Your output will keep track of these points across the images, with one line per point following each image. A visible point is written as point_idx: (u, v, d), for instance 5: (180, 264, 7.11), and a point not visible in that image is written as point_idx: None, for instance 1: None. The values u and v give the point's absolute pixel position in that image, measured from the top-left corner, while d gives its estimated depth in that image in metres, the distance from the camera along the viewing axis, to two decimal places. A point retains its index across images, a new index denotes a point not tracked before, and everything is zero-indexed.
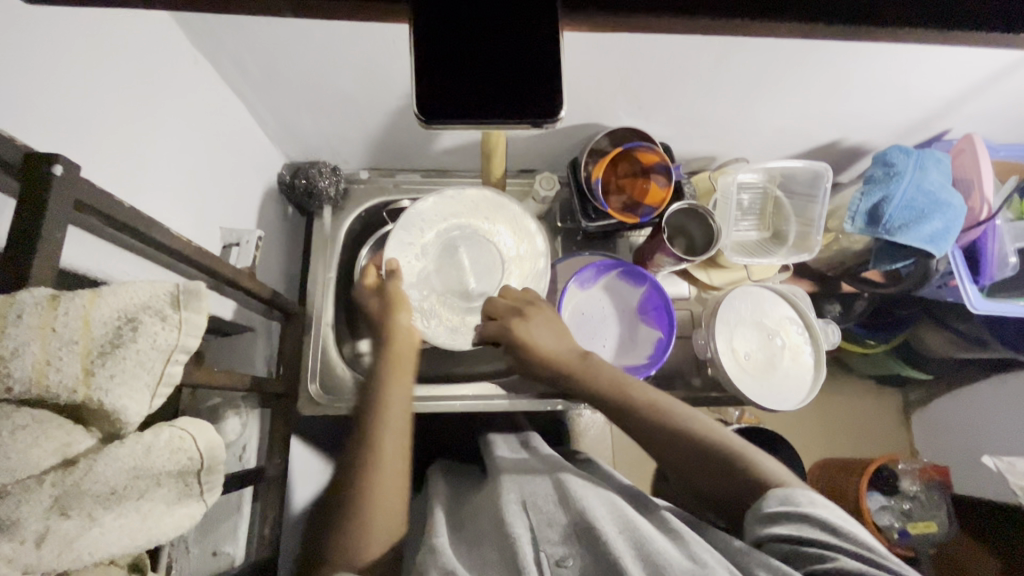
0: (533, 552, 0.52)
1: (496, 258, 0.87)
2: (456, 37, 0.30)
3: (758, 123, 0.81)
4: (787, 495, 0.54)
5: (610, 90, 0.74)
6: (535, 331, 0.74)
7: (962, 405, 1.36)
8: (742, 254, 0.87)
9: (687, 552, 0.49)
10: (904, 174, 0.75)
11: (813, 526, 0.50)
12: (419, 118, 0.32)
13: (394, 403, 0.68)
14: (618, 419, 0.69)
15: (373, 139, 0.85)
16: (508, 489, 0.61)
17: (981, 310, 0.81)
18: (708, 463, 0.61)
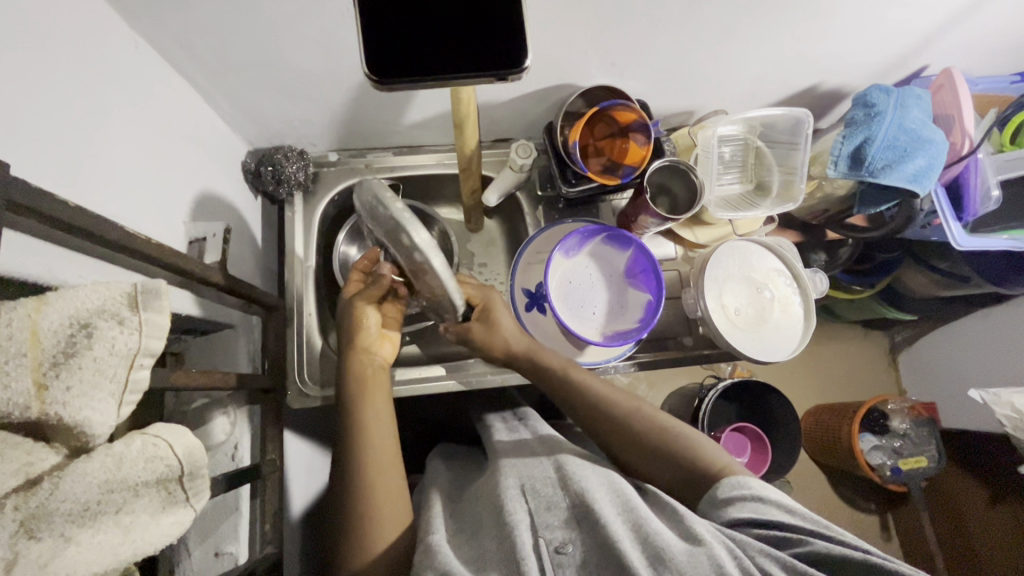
0: (533, 539, 0.52)
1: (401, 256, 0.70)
2: (417, 25, 0.43)
3: (732, 72, 0.79)
4: (743, 484, 0.56)
5: (581, 48, 0.71)
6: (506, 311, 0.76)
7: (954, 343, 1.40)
8: (727, 208, 0.86)
9: (685, 531, 0.50)
10: (885, 114, 0.73)
11: (771, 506, 0.53)
12: (371, 80, 0.43)
13: (375, 430, 0.69)
14: (567, 399, 0.72)
15: (339, 119, 0.82)
16: (506, 473, 0.62)
17: (966, 247, 0.80)
18: (651, 454, 0.65)
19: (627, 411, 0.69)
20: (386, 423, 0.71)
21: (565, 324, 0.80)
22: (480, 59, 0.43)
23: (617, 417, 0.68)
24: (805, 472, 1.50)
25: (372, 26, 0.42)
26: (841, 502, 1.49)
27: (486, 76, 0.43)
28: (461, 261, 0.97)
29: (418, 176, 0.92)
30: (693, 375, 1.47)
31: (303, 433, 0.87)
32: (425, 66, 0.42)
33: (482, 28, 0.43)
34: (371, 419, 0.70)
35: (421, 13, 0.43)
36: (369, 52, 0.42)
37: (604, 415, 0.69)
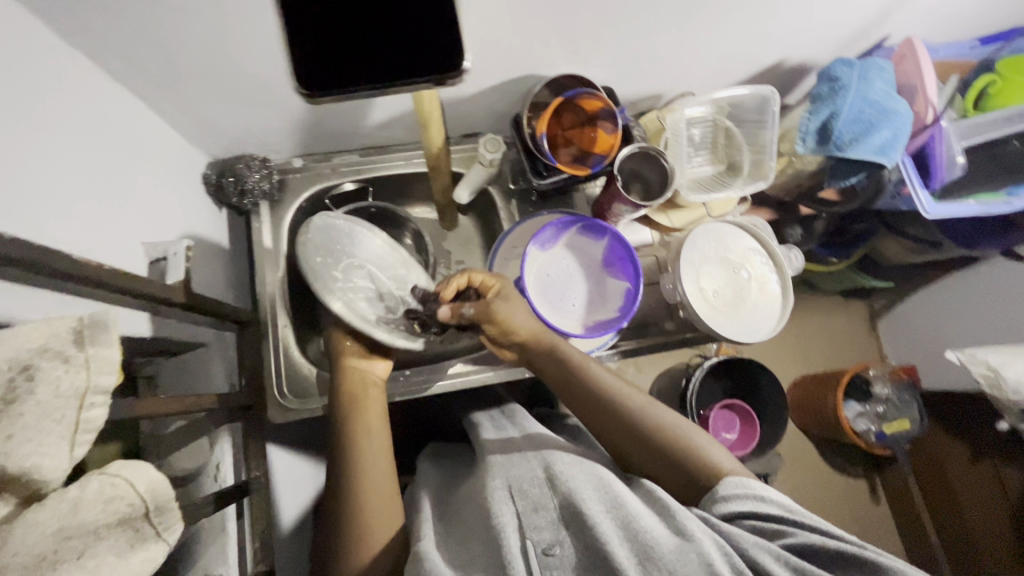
0: (521, 541, 0.53)
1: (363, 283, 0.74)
2: (343, 32, 0.42)
3: (697, 53, 0.78)
4: (742, 482, 0.59)
5: (542, 37, 0.69)
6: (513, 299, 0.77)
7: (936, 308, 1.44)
8: (700, 191, 0.86)
9: (674, 526, 0.52)
10: (849, 88, 0.72)
11: (770, 503, 0.56)
12: (302, 93, 0.42)
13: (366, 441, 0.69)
14: (570, 394, 0.71)
15: (301, 123, 0.79)
16: (494, 475, 0.62)
17: (935, 215, 0.80)
18: (652, 454, 0.65)
19: (631, 410, 0.68)
20: (379, 434, 0.71)
21: (545, 319, 0.80)
22: (412, 64, 0.42)
23: (621, 415, 0.68)
24: (794, 443, 1.53)
25: (304, 36, 0.42)
26: (829, 469, 1.53)
27: (422, 80, 0.42)
28: (438, 260, 0.96)
29: (388, 177, 0.90)
30: (679, 356, 1.49)
31: (289, 446, 0.86)
32: (356, 75, 0.42)
33: (412, 30, 0.42)
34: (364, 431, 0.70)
35: (348, 17, 0.42)
36: (303, 63, 0.42)
37: (608, 413, 0.68)
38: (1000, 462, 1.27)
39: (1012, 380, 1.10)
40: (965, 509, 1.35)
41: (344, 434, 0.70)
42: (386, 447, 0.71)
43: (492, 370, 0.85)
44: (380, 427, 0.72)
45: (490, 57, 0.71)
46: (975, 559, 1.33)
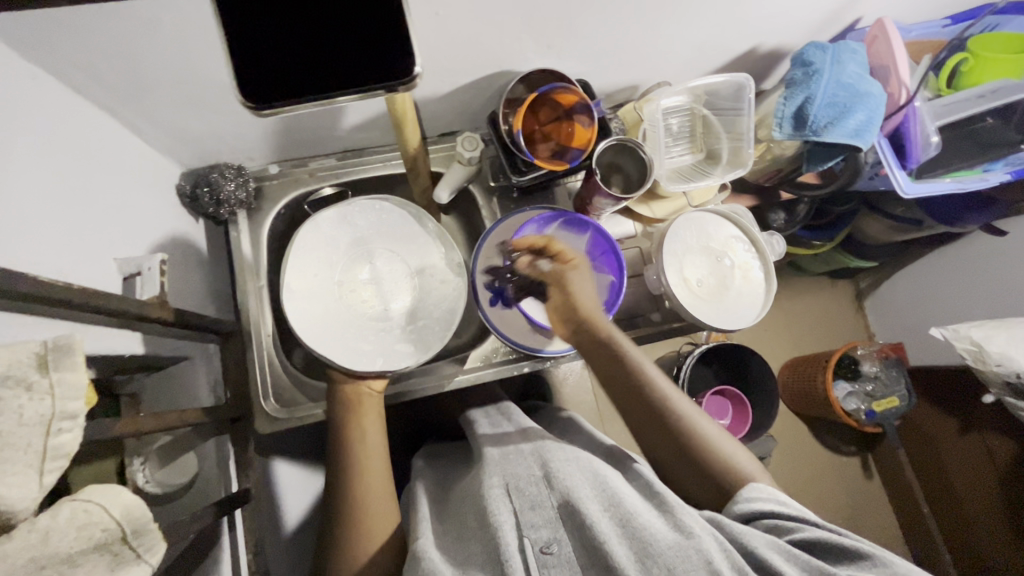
0: (518, 539, 0.56)
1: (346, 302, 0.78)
2: (285, 44, 0.41)
3: (671, 42, 0.78)
4: (767, 488, 0.64)
5: (514, 32, 0.68)
6: (581, 279, 0.75)
7: (922, 285, 1.47)
8: (680, 181, 0.86)
9: (673, 523, 0.55)
10: (822, 72, 0.73)
11: (790, 509, 0.61)
12: (248, 104, 0.42)
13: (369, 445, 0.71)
14: (622, 395, 0.72)
15: (274, 129, 0.78)
16: (490, 470, 0.65)
17: (912, 194, 0.81)
18: (662, 432, 0.70)
19: (658, 390, 0.71)
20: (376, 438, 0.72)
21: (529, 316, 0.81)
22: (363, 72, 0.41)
23: (670, 426, 0.70)
24: (786, 424, 1.55)
25: (252, 49, 0.41)
26: (821, 448, 1.55)
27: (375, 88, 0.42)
28: None
29: (366, 179, 0.89)
30: (669, 345, 1.49)
31: (281, 455, 0.85)
32: (303, 86, 0.42)
33: (361, 38, 0.41)
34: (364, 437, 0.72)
35: (290, 27, 0.41)
36: (244, 77, 0.41)
37: (656, 420, 0.70)
38: (988, 434, 1.29)
39: (996, 353, 1.12)
40: (957, 481, 1.37)
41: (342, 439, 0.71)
42: (383, 453, 0.72)
43: (490, 368, 0.86)
44: (378, 432, 0.73)
45: (461, 53, 0.70)
46: (966, 529, 1.36)
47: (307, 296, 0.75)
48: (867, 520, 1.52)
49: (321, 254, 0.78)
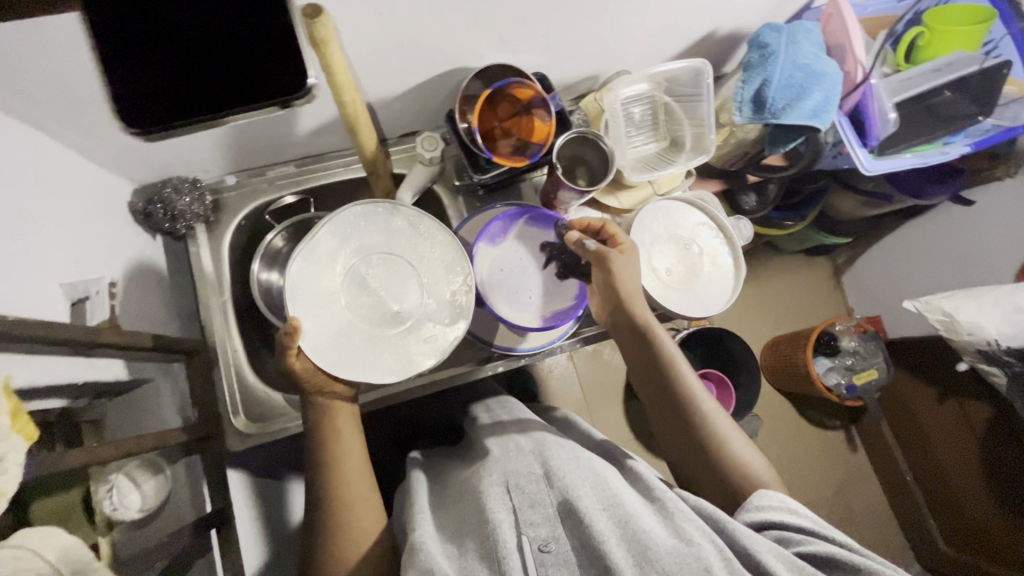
0: (517, 536, 0.58)
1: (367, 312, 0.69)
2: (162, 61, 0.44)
3: (628, 30, 0.77)
4: (779, 496, 0.64)
5: (464, 28, 0.67)
6: (626, 264, 0.74)
7: (896, 258, 1.50)
8: (644, 170, 0.85)
9: (674, 528, 0.57)
10: (778, 54, 0.72)
11: (802, 518, 0.61)
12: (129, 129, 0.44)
13: (346, 458, 0.68)
14: (646, 379, 0.74)
15: (226, 140, 0.76)
16: (491, 471, 0.67)
17: (874, 172, 0.82)
18: (675, 416, 0.72)
19: (683, 383, 0.72)
20: (355, 447, 0.69)
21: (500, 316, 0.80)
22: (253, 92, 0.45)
23: (687, 418, 0.71)
24: (770, 403, 1.57)
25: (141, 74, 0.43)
26: (806, 424, 1.57)
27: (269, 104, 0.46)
28: None
29: (328, 185, 0.87)
30: None
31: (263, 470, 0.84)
32: (188, 106, 0.44)
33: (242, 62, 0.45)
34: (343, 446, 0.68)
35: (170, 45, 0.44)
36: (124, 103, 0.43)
37: (673, 411, 0.72)
38: (964, 399, 1.31)
39: (966, 323, 1.14)
40: (937, 448, 1.40)
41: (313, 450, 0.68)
42: (360, 462, 0.69)
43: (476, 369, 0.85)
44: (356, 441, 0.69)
45: (410, 52, 0.68)
46: (949, 492, 1.39)
47: (317, 337, 0.66)
48: (854, 491, 1.55)
49: (308, 283, 0.67)
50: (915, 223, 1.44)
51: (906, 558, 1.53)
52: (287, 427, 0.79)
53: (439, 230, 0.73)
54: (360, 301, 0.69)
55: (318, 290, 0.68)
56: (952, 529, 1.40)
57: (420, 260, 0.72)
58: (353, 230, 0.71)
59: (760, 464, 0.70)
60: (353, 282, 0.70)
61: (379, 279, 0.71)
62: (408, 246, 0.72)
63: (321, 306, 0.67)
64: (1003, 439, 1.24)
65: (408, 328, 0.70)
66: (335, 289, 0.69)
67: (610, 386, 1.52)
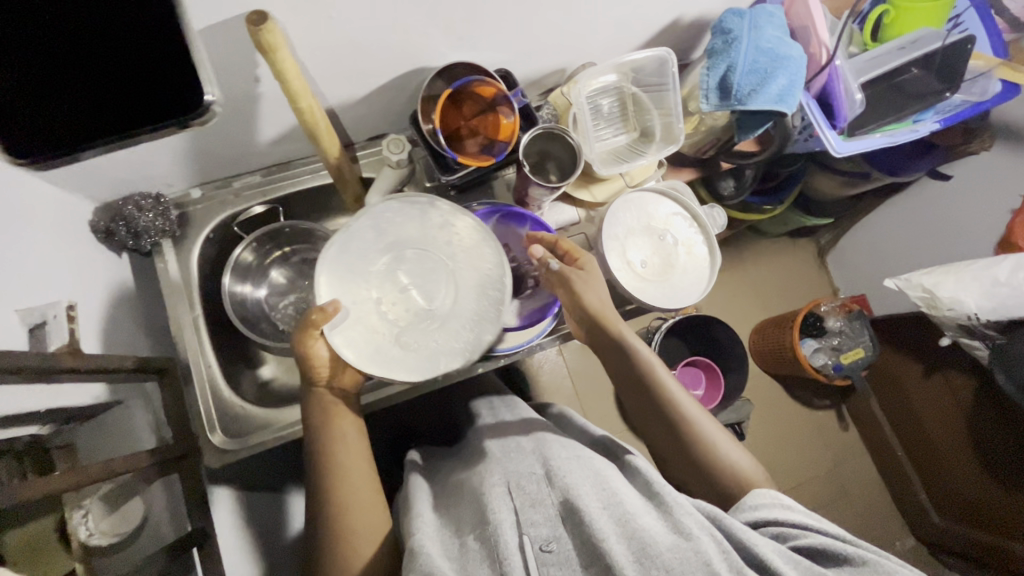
0: (518, 537, 0.58)
1: (402, 309, 0.64)
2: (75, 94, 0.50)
3: (590, 22, 0.76)
4: (772, 495, 0.65)
5: (420, 27, 0.65)
6: (590, 281, 0.74)
7: (876, 236, 1.51)
8: (615, 162, 0.85)
9: (674, 524, 0.57)
10: (741, 39, 0.71)
11: (798, 513, 0.62)
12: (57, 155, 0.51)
13: (350, 457, 0.67)
14: (627, 390, 0.75)
15: (187, 153, 0.74)
16: (492, 473, 0.67)
17: (845, 152, 0.81)
18: (658, 424, 0.73)
19: (662, 392, 0.73)
20: (358, 446, 0.69)
21: None
22: (155, 113, 0.51)
23: (669, 426, 0.72)
24: (761, 387, 1.58)
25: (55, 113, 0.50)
26: (798, 406, 1.58)
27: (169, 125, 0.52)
28: None
29: (297, 193, 0.86)
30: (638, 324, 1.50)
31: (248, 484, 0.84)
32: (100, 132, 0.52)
33: (144, 82, 0.51)
34: (350, 443, 0.68)
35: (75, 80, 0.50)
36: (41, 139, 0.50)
37: (654, 419, 0.73)
38: (951, 372, 1.31)
39: (946, 298, 1.14)
40: (927, 422, 1.41)
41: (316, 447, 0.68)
42: (363, 461, 0.68)
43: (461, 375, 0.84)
44: (361, 441, 0.69)
45: (367, 55, 0.67)
46: (941, 467, 1.40)
47: (347, 336, 0.62)
48: (847, 468, 1.57)
49: (346, 275, 0.63)
50: (892, 201, 1.45)
51: (900, 530, 1.55)
52: (268, 441, 0.78)
53: (473, 224, 0.65)
54: (393, 296, 0.64)
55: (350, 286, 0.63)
56: (945, 501, 1.42)
57: (456, 254, 0.66)
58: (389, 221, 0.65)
59: (752, 465, 0.70)
60: (386, 275, 0.65)
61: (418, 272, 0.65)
62: (450, 236, 0.66)
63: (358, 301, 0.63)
64: (991, 413, 1.24)
65: (441, 327, 0.64)
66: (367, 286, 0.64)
67: (600, 378, 1.52)
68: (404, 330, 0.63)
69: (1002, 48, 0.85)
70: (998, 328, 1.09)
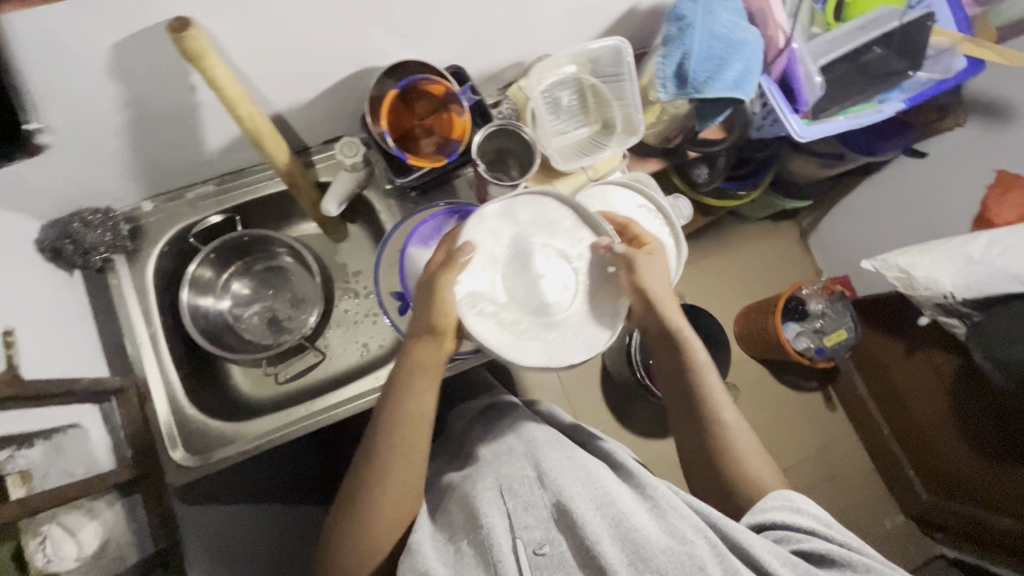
0: (511, 540, 0.60)
1: (523, 285, 0.67)
2: None
3: (542, 13, 0.73)
4: (783, 497, 0.63)
5: (361, 27, 0.63)
6: (654, 266, 0.70)
7: (854, 215, 1.50)
8: (575, 156, 0.83)
9: (668, 526, 0.57)
10: (694, 26, 0.70)
11: (808, 518, 0.60)
12: None
13: (399, 445, 0.64)
14: (673, 384, 0.73)
15: (132, 167, 0.72)
16: (485, 476, 0.68)
17: (808, 138, 0.79)
18: (693, 425, 0.71)
19: (706, 391, 0.71)
20: (414, 434, 0.65)
21: None
22: None
23: (712, 429, 0.70)
24: (747, 372, 1.57)
25: None
26: (784, 389, 1.59)
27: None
28: (334, 277, 0.93)
29: (253, 201, 0.84)
30: None
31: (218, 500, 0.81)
32: None
33: None
34: (403, 431, 0.65)
35: None
36: None
37: (695, 419, 0.71)
38: (932, 352, 1.30)
39: (922, 277, 1.13)
40: (911, 403, 1.40)
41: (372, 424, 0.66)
42: (400, 464, 0.64)
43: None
44: (422, 424, 0.66)
45: (308, 59, 0.65)
46: (925, 442, 1.40)
47: (471, 281, 0.65)
48: (835, 449, 1.57)
49: (482, 233, 0.68)
50: (868, 181, 1.45)
51: (889, 508, 1.55)
52: (232, 455, 0.78)
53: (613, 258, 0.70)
54: (521, 268, 0.68)
55: (485, 246, 0.67)
56: (929, 479, 1.43)
57: (582, 264, 0.70)
58: (552, 220, 0.71)
59: (765, 464, 0.69)
60: (523, 250, 0.68)
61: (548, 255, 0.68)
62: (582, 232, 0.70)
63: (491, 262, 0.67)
64: (971, 386, 1.22)
65: (551, 325, 0.66)
66: (499, 255, 0.68)
67: (586, 371, 1.51)
68: (522, 311, 0.66)
69: (967, 25, 0.85)
70: (974, 305, 1.07)
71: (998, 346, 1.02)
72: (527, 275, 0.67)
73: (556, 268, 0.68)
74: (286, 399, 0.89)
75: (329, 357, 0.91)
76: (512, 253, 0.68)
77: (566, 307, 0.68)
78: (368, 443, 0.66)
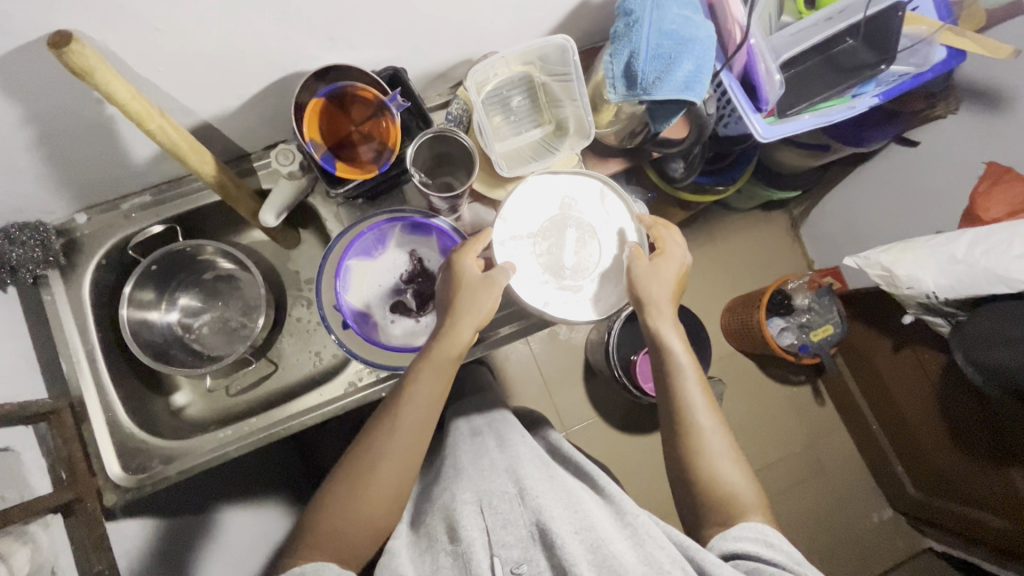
0: (490, 558, 0.60)
1: (552, 245, 0.71)
2: None
3: (484, 11, 0.69)
4: (758, 527, 0.60)
5: (280, 32, 0.59)
6: (650, 269, 0.69)
7: (841, 206, 1.44)
8: (521, 162, 0.79)
9: (644, 555, 0.57)
10: (642, 21, 0.65)
11: (782, 554, 0.57)
12: None
13: (399, 438, 0.64)
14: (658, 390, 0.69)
15: (57, 181, 0.69)
16: (463, 489, 0.68)
17: (770, 137, 0.74)
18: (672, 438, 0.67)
19: (687, 402, 0.67)
20: (414, 434, 0.65)
21: (370, 334, 0.78)
22: None
23: (690, 442, 0.66)
24: (731, 367, 1.54)
25: None
26: (770, 383, 1.55)
27: None
28: (285, 285, 0.90)
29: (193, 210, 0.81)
30: None
31: (174, 513, 0.79)
32: None
33: None
34: (407, 423, 0.65)
35: None
36: None
37: (675, 432, 0.67)
38: (919, 349, 1.24)
39: (904, 276, 1.06)
40: (899, 401, 1.35)
41: (392, 396, 0.66)
42: (410, 440, 0.64)
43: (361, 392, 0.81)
44: (425, 425, 0.66)
45: (225, 67, 0.61)
46: (913, 442, 1.35)
47: (502, 234, 0.71)
48: (823, 443, 1.54)
49: (537, 195, 0.73)
50: (857, 172, 1.39)
51: (879, 502, 1.53)
52: (169, 475, 0.76)
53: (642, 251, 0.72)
54: (557, 233, 0.72)
55: (529, 208, 0.72)
56: (918, 477, 1.38)
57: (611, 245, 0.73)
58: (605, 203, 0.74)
59: (746, 477, 0.65)
60: (566, 219, 0.73)
61: (584, 225, 0.73)
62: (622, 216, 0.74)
63: (540, 209, 0.72)
64: (960, 389, 1.16)
65: (564, 287, 0.70)
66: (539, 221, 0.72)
67: (567, 366, 1.48)
68: (544, 266, 0.71)
69: (948, 11, 0.79)
70: (957, 304, 1.02)
71: (980, 349, 0.95)
72: (556, 241, 0.72)
73: (587, 237, 0.72)
74: (244, 410, 0.87)
75: (284, 366, 0.88)
76: (559, 219, 0.73)
77: (584, 275, 0.71)
78: (370, 429, 0.65)
